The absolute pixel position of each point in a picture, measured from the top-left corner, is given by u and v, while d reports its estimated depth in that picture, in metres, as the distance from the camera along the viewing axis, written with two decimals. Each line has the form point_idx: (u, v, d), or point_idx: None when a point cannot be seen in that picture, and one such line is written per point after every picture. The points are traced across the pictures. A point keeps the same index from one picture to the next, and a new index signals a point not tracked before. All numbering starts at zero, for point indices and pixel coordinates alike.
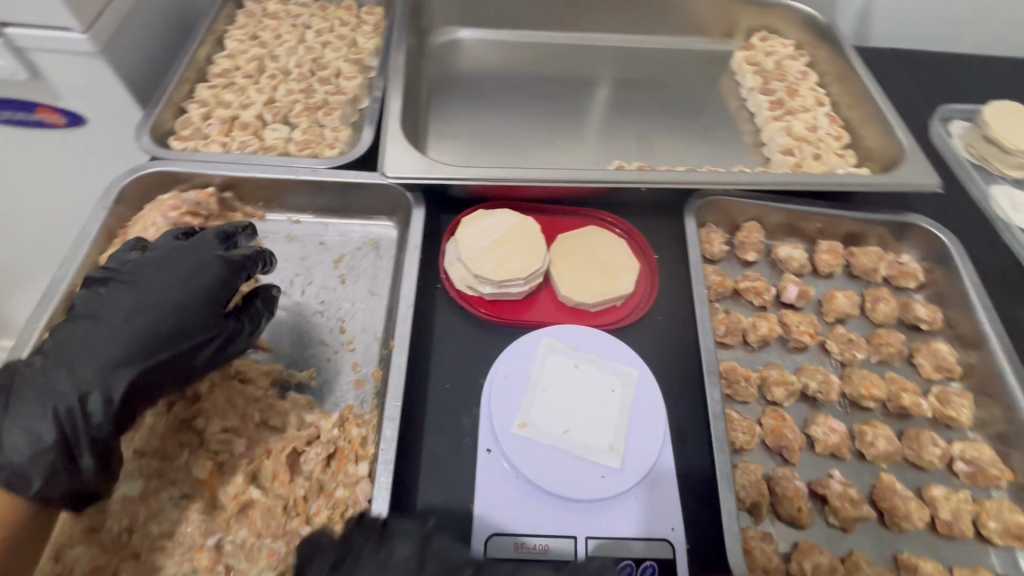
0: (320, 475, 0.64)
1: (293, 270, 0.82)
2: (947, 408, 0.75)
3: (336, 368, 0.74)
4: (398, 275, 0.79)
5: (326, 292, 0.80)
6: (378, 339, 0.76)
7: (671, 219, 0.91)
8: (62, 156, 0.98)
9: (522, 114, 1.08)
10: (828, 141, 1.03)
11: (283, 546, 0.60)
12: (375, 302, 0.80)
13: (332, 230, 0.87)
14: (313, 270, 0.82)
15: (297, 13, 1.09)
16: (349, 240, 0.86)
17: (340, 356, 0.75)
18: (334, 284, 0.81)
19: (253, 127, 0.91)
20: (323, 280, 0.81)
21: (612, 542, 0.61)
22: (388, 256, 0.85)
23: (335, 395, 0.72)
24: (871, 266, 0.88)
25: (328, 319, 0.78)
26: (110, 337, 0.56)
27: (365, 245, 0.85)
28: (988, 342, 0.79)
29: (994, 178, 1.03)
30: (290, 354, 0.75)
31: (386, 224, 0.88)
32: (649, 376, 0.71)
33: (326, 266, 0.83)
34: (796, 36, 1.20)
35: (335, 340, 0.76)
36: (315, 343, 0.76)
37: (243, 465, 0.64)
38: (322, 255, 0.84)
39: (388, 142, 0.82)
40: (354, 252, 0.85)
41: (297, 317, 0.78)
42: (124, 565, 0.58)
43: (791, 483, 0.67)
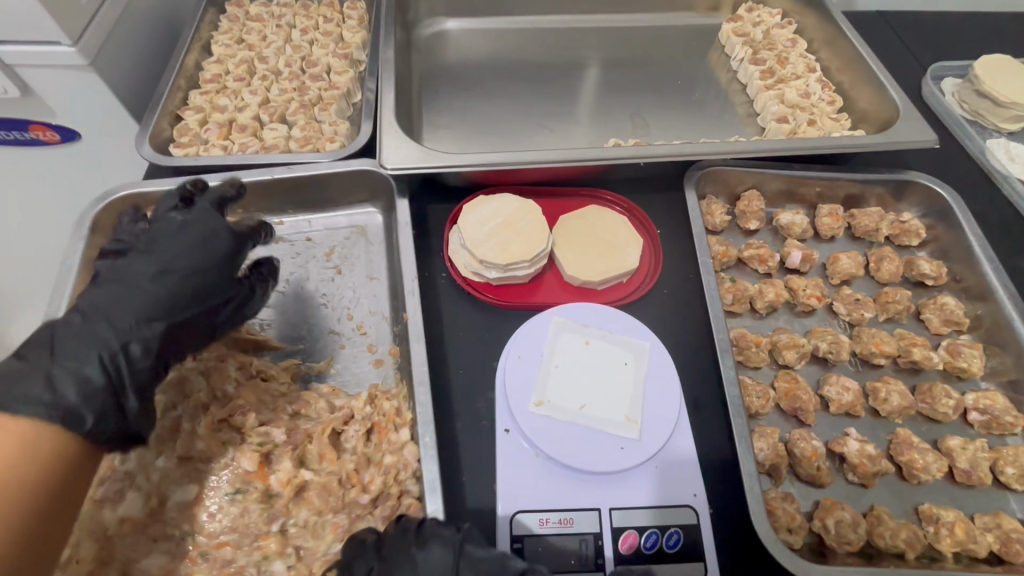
0: (365, 449, 0.65)
1: (287, 270, 0.82)
2: (958, 360, 0.76)
3: (353, 354, 0.76)
4: (398, 257, 0.79)
5: (326, 284, 0.81)
6: (392, 322, 0.78)
7: (671, 194, 0.91)
8: (58, 173, 0.98)
9: (514, 99, 1.08)
10: (822, 107, 1.03)
11: (345, 520, 0.62)
12: (380, 288, 0.81)
13: (319, 224, 0.87)
14: (307, 265, 0.83)
15: (280, 13, 1.09)
16: (338, 231, 0.86)
17: (355, 342, 0.77)
18: (331, 276, 0.82)
19: (252, 128, 0.92)
20: (321, 274, 0.82)
21: (660, 510, 0.62)
22: (380, 242, 0.86)
23: (355, 380, 0.74)
24: (873, 227, 0.88)
25: (334, 309, 0.79)
26: (138, 299, 0.59)
27: (355, 234, 0.86)
28: (994, 293, 0.79)
29: (989, 132, 1.03)
30: (303, 346, 0.76)
31: (370, 210, 0.88)
32: (660, 346, 0.71)
33: (319, 260, 0.83)
34: (782, 5, 1.19)
35: (345, 328, 0.78)
36: (325, 334, 0.77)
37: (289, 452, 0.64)
38: (314, 249, 0.84)
39: (384, 134, 0.81)
40: (346, 242, 0.85)
41: (300, 311, 0.79)
42: (196, 565, 0.59)
43: (808, 443, 0.67)
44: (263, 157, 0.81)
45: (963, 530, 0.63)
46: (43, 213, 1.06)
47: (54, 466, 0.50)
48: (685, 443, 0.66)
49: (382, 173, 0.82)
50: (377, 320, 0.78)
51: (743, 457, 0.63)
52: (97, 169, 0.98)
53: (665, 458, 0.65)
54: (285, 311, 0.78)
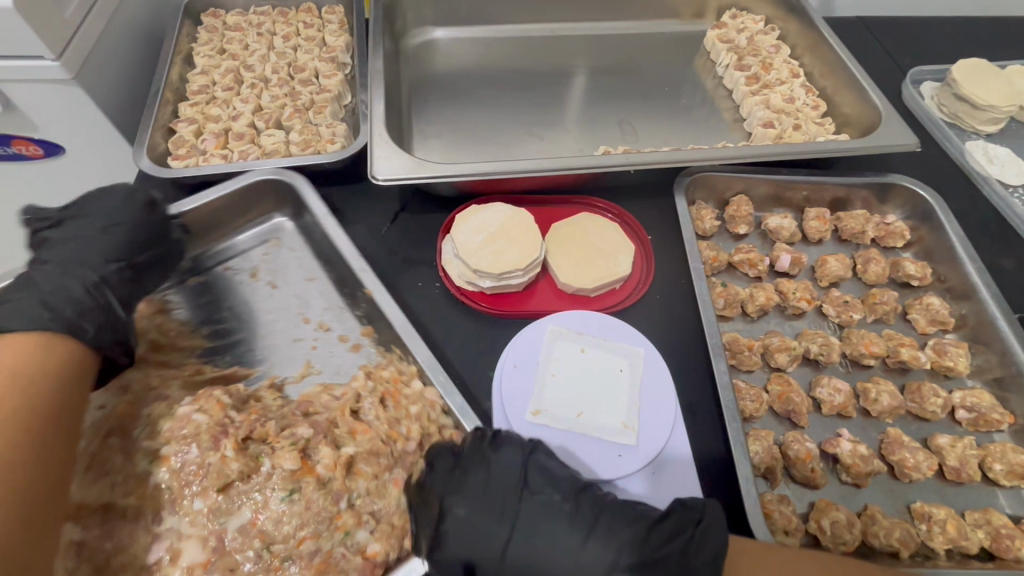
0: (386, 415, 0.67)
1: (231, 308, 0.79)
2: (945, 359, 0.77)
3: (325, 350, 0.76)
4: (328, 248, 0.80)
5: (274, 300, 0.80)
6: (355, 305, 0.78)
7: (661, 200, 0.92)
8: (43, 188, 0.96)
9: (504, 107, 1.09)
10: (806, 111, 1.05)
11: (403, 473, 0.63)
12: (329, 285, 0.81)
13: (232, 258, 0.83)
14: (240, 299, 0.80)
15: (259, 22, 1.08)
16: (256, 256, 0.84)
17: (323, 338, 0.77)
18: (269, 294, 0.80)
19: (249, 136, 0.91)
20: (263, 299, 0.80)
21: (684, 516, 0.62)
22: (303, 246, 0.85)
23: (337, 369, 0.74)
24: (859, 229, 0.90)
25: (289, 317, 0.78)
26: (97, 247, 0.63)
27: (275, 250, 0.84)
28: (978, 292, 0.81)
29: (967, 135, 1.06)
30: (273, 359, 0.75)
31: (277, 220, 0.86)
32: (655, 352, 0.72)
33: (252, 289, 0.81)
34: (765, 11, 1.22)
35: (309, 334, 0.77)
36: (291, 345, 0.76)
37: (322, 441, 0.63)
38: (242, 279, 0.82)
39: (375, 145, 0.81)
40: (268, 260, 0.83)
41: (259, 335, 0.77)
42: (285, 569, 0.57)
43: (802, 445, 0.68)
44: (267, 161, 0.82)
45: (954, 527, 0.64)
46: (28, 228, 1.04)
47: (66, 374, 0.52)
48: (684, 434, 0.67)
49: (279, 175, 0.81)
50: (350, 312, 0.79)
51: (737, 459, 0.64)
52: (83, 182, 0.97)
53: (676, 450, 0.66)
54: (236, 341, 0.76)
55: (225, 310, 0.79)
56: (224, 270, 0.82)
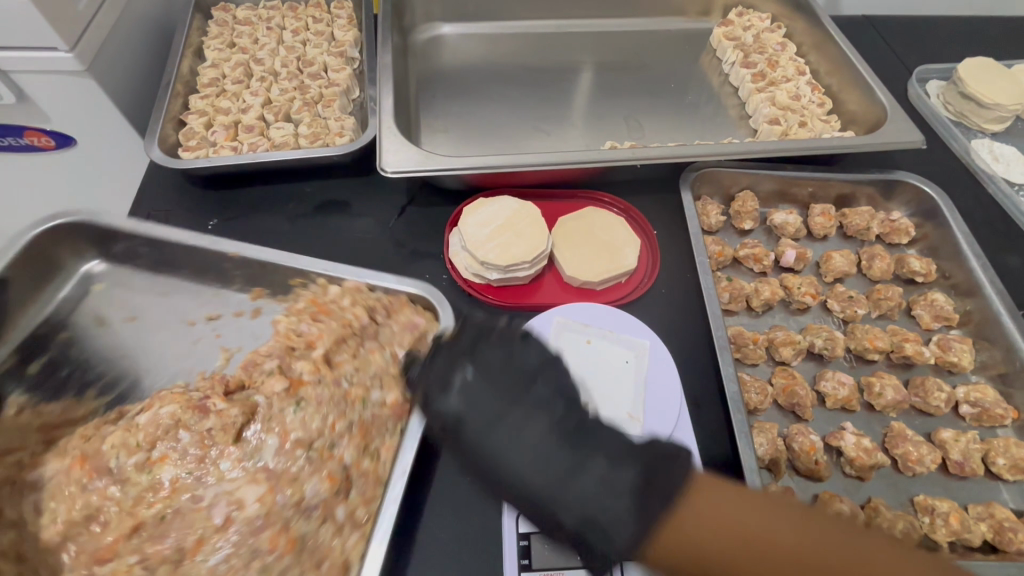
0: (323, 322, 0.70)
1: (125, 362, 0.71)
2: (949, 354, 0.77)
3: (226, 330, 0.74)
4: (169, 252, 0.75)
5: (161, 318, 0.75)
6: (230, 284, 0.77)
7: (667, 195, 0.92)
8: (59, 178, 0.97)
9: (510, 102, 1.09)
10: (812, 109, 1.05)
11: (371, 342, 0.68)
12: (196, 288, 0.77)
13: (54, 330, 0.73)
14: (99, 357, 0.71)
15: (268, 16, 1.09)
16: (91, 311, 0.75)
17: (211, 327, 0.75)
18: (138, 328, 0.74)
19: (258, 128, 0.92)
20: (141, 336, 0.73)
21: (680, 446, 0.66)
22: (139, 271, 0.78)
23: (251, 332, 0.74)
24: (864, 226, 0.90)
25: (172, 330, 0.74)
26: None
27: (110, 295, 0.76)
28: (982, 289, 0.81)
29: (973, 134, 1.06)
30: (190, 360, 0.72)
31: (86, 267, 0.77)
32: (660, 344, 0.73)
33: (128, 338, 0.73)
34: (771, 10, 1.22)
35: (204, 333, 0.74)
36: (191, 350, 0.73)
37: (291, 354, 0.68)
38: (93, 335, 0.73)
39: (384, 138, 0.82)
40: (107, 304, 0.76)
41: (161, 362, 0.72)
42: (336, 449, 0.60)
43: (806, 438, 0.69)
44: (275, 153, 0.83)
45: (957, 519, 0.64)
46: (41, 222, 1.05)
47: None
48: (689, 426, 0.68)
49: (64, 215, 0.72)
50: (230, 295, 0.77)
51: (742, 450, 0.64)
52: (96, 174, 0.97)
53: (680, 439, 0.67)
54: (128, 376, 0.70)
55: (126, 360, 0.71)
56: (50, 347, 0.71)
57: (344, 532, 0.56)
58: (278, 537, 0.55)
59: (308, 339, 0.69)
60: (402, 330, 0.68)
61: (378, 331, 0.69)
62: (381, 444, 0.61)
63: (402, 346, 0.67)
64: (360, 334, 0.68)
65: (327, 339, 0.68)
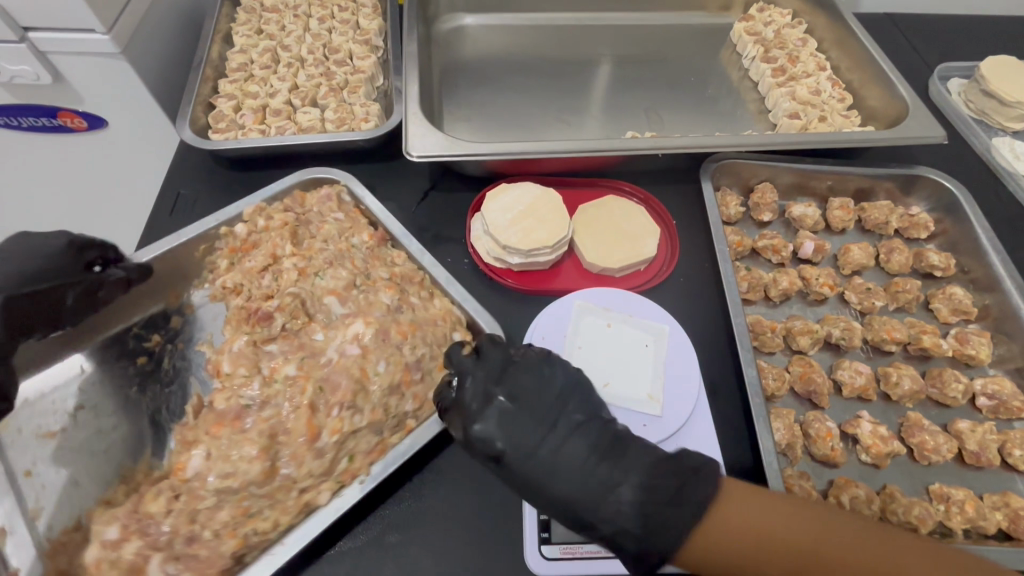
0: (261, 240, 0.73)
1: (111, 437, 0.65)
2: (966, 347, 0.78)
3: (175, 339, 0.73)
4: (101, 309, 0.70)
5: (123, 378, 0.69)
6: (154, 311, 0.74)
7: (687, 185, 0.93)
8: (92, 160, 1.00)
9: (531, 93, 1.11)
10: (832, 104, 1.05)
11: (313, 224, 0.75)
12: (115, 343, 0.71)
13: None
14: (70, 458, 0.63)
15: (295, 3, 1.10)
16: (22, 440, 0.63)
17: (169, 349, 0.72)
18: (95, 410, 0.67)
19: (286, 112, 0.94)
20: (109, 412, 0.67)
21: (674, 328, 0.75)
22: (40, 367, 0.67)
23: (205, 325, 0.74)
24: (883, 220, 0.90)
25: (132, 378, 0.69)
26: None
27: (28, 412, 0.65)
28: (1002, 283, 0.82)
29: (994, 132, 1.06)
30: (181, 383, 0.70)
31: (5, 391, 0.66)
32: (680, 330, 0.74)
33: (96, 422, 0.66)
34: (793, 5, 1.22)
35: (170, 358, 0.72)
36: (171, 378, 0.70)
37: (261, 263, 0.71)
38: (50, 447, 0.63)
39: (409, 123, 0.83)
40: (34, 417, 0.65)
41: (151, 405, 0.68)
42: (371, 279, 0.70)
43: (823, 424, 0.70)
44: (302, 137, 0.85)
45: (972, 507, 0.65)
46: (67, 201, 1.07)
47: None
48: (706, 409, 0.69)
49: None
50: (161, 320, 0.74)
51: (759, 433, 0.65)
52: (126, 157, 1.00)
53: (698, 421, 0.68)
54: (136, 420, 0.67)
55: (118, 429, 0.66)
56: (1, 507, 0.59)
57: (427, 300, 0.70)
58: (404, 329, 0.65)
59: (269, 253, 0.71)
60: (321, 205, 0.76)
61: (316, 211, 0.76)
62: (392, 255, 0.73)
63: (335, 211, 0.76)
64: (297, 223, 0.74)
65: (280, 246, 0.72)
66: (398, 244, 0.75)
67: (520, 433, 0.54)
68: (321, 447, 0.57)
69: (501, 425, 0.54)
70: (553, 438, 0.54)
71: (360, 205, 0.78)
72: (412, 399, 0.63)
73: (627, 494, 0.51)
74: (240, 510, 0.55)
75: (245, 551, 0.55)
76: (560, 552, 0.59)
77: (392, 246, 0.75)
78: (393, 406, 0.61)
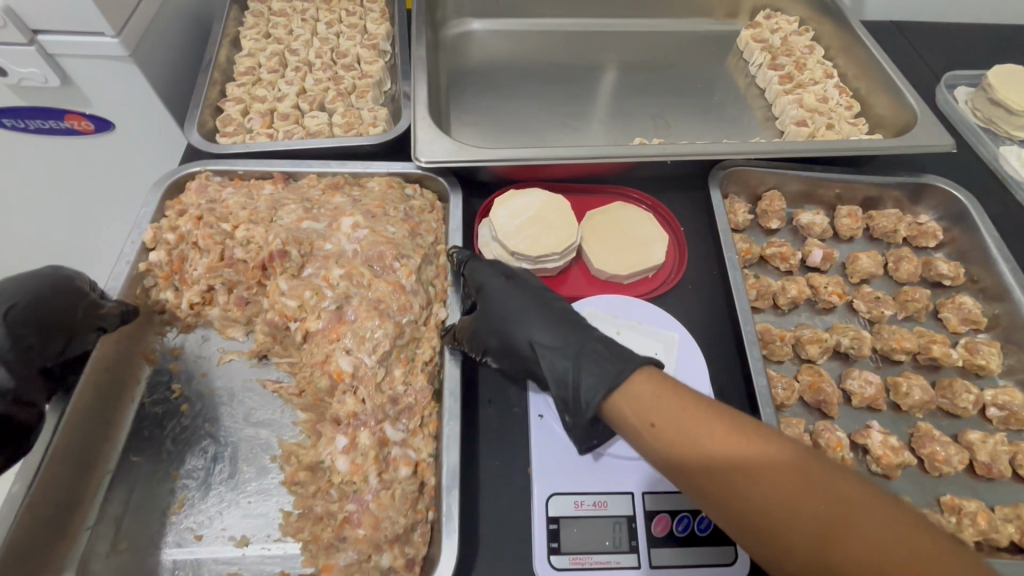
0: (188, 231, 0.74)
1: (191, 476, 0.65)
2: (977, 357, 0.77)
3: (193, 374, 0.72)
4: (115, 380, 0.69)
5: (168, 423, 0.69)
6: (143, 376, 0.72)
7: (694, 192, 0.93)
8: (99, 163, 0.99)
9: (538, 98, 1.11)
10: (839, 111, 1.05)
11: (242, 193, 0.79)
12: (136, 421, 0.69)
13: (167, 570, 0.60)
14: (211, 501, 0.63)
15: (303, 8, 1.11)
16: (122, 527, 0.63)
17: (195, 385, 0.72)
18: (161, 466, 0.66)
19: (294, 117, 0.93)
20: (170, 460, 0.67)
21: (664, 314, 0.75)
22: (105, 475, 0.65)
23: (201, 349, 0.74)
24: (891, 228, 0.90)
25: (193, 424, 0.69)
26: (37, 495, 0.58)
27: (116, 502, 0.64)
28: (1012, 293, 0.81)
29: (1001, 140, 1.06)
30: (211, 404, 0.70)
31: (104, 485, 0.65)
32: (689, 338, 0.73)
33: (166, 475, 0.66)
34: (799, 13, 1.22)
35: (193, 392, 0.71)
36: (205, 406, 0.70)
37: (203, 260, 0.74)
38: (153, 509, 0.64)
39: (417, 128, 0.83)
40: (140, 515, 0.63)
41: (201, 435, 0.68)
42: (331, 193, 0.81)
43: (833, 434, 0.69)
44: (311, 141, 0.84)
45: (985, 520, 0.64)
46: (81, 206, 1.08)
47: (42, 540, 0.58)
48: None
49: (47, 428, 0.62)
50: (162, 375, 0.73)
51: None
52: (132, 159, 0.99)
53: None
54: (226, 434, 0.68)
55: (193, 471, 0.65)
56: (210, 561, 0.60)
57: (364, 189, 0.82)
58: (377, 204, 0.77)
59: (211, 241, 0.73)
60: (199, 191, 0.79)
61: (206, 199, 0.78)
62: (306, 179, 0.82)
63: (228, 186, 0.80)
64: (205, 211, 0.76)
65: (216, 232, 0.74)
66: (298, 173, 0.83)
67: (512, 309, 0.65)
68: (411, 289, 0.69)
69: (494, 302, 0.66)
70: (524, 322, 0.64)
71: (236, 174, 0.82)
72: (427, 232, 0.77)
73: (582, 366, 0.58)
74: (403, 360, 0.65)
75: (432, 380, 0.66)
76: (569, 563, 0.58)
77: (296, 180, 0.83)
78: (423, 246, 0.75)
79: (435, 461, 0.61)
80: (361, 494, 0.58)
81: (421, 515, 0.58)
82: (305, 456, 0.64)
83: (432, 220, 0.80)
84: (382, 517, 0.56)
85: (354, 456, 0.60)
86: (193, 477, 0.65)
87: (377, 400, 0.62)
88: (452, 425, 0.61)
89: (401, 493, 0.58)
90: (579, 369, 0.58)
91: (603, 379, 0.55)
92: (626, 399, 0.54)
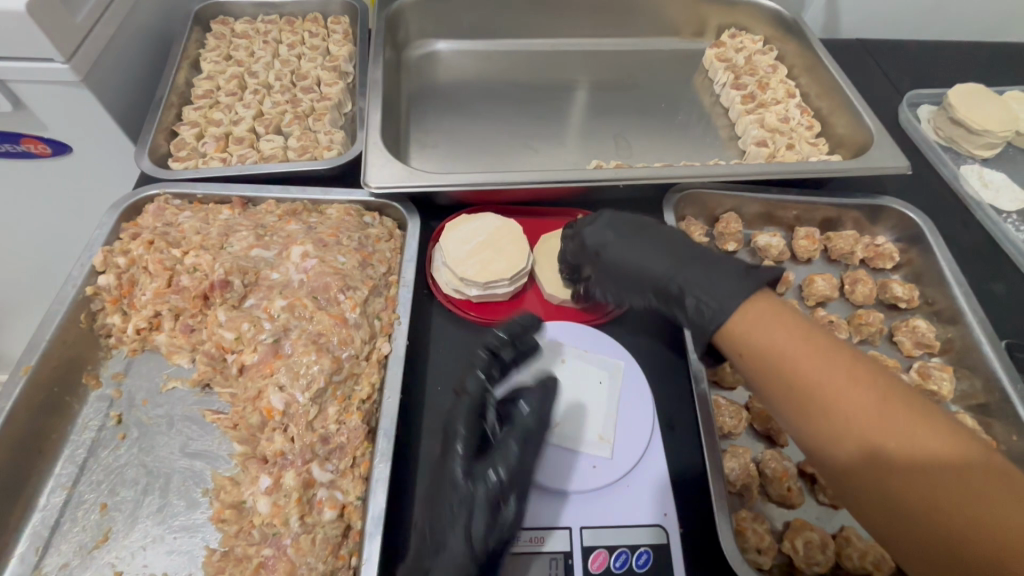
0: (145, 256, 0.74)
1: (116, 508, 0.63)
2: (929, 382, 0.78)
3: (133, 399, 0.71)
4: (50, 404, 0.67)
5: (100, 452, 0.67)
6: (83, 401, 0.70)
7: (651, 215, 0.92)
8: (57, 186, 0.99)
9: (502, 118, 1.11)
10: (800, 132, 1.05)
11: (192, 220, 0.78)
12: (69, 448, 0.67)
13: None
14: (136, 535, 0.62)
15: (265, 30, 1.11)
16: (42, 560, 0.60)
17: (133, 412, 0.70)
18: (88, 498, 0.64)
19: (249, 140, 0.93)
20: (99, 490, 0.64)
21: (611, 343, 0.76)
22: (32, 504, 0.63)
23: (147, 373, 0.73)
24: (848, 250, 0.90)
25: (126, 453, 0.67)
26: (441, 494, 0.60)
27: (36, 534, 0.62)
28: (965, 317, 0.80)
29: (963, 158, 1.06)
30: (146, 434, 0.68)
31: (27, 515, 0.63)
32: (635, 366, 0.74)
33: (92, 507, 0.63)
34: (763, 32, 1.23)
35: (131, 419, 0.69)
36: (142, 434, 0.68)
37: (152, 285, 0.74)
38: (72, 544, 0.61)
39: (369, 153, 0.82)
40: (61, 549, 0.61)
41: (135, 464, 0.66)
42: (287, 219, 0.80)
43: (779, 464, 0.68)
44: (264, 165, 0.84)
45: None
46: (37, 225, 1.06)
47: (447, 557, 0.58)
48: (660, 446, 0.68)
49: None
50: (100, 401, 0.71)
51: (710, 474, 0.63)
52: (89, 181, 0.99)
53: (650, 459, 0.67)
54: (161, 464, 0.66)
55: (120, 502, 0.63)
56: None
57: (322, 215, 0.81)
58: (330, 231, 0.77)
59: (159, 266, 0.73)
60: (156, 217, 0.78)
61: (163, 224, 0.78)
62: (263, 207, 0.81)
63: (186, 210, 0.79)
64: (157, 236, 0.75)
65: (166, 257, 0.74)
66: (258, 199, 0.82)
67: (632, 253, 0.67)
68: (354, 323, 0.68)
69: (621, 253, 0.67)
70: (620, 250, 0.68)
71: (195, 197, 0.81)
72: (380, 263, 0.76)
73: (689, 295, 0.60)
74: (339, 398, 0.64)
75: (368, 419, 0.64)
76: None
77: (255, 205, 0.82)
78: (372, 276, 0.74)
79: (362, 504, 0.60)
80: (281, 538, 0.58)
81: (342, 561, 0.57)
82: (231, 493, 0.63)
83: (387, 249, 0.78)
84: (301, 563, 0.56)
85: (277, 497, 0.59)
86: (118, 508, 0.63)
87: (306, 439, 0.62)
88: (383, 467, 0.60)
89: (322, 537, 0.57)
90: (696, 294, 0.59)
91: (711, 298, 0.57)
92: (718, 330, 0.56)
